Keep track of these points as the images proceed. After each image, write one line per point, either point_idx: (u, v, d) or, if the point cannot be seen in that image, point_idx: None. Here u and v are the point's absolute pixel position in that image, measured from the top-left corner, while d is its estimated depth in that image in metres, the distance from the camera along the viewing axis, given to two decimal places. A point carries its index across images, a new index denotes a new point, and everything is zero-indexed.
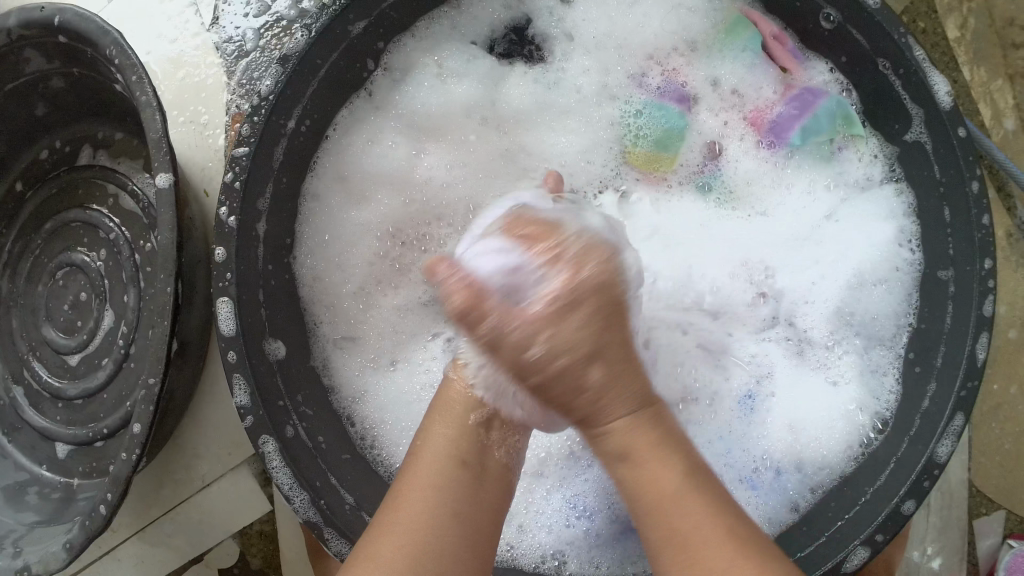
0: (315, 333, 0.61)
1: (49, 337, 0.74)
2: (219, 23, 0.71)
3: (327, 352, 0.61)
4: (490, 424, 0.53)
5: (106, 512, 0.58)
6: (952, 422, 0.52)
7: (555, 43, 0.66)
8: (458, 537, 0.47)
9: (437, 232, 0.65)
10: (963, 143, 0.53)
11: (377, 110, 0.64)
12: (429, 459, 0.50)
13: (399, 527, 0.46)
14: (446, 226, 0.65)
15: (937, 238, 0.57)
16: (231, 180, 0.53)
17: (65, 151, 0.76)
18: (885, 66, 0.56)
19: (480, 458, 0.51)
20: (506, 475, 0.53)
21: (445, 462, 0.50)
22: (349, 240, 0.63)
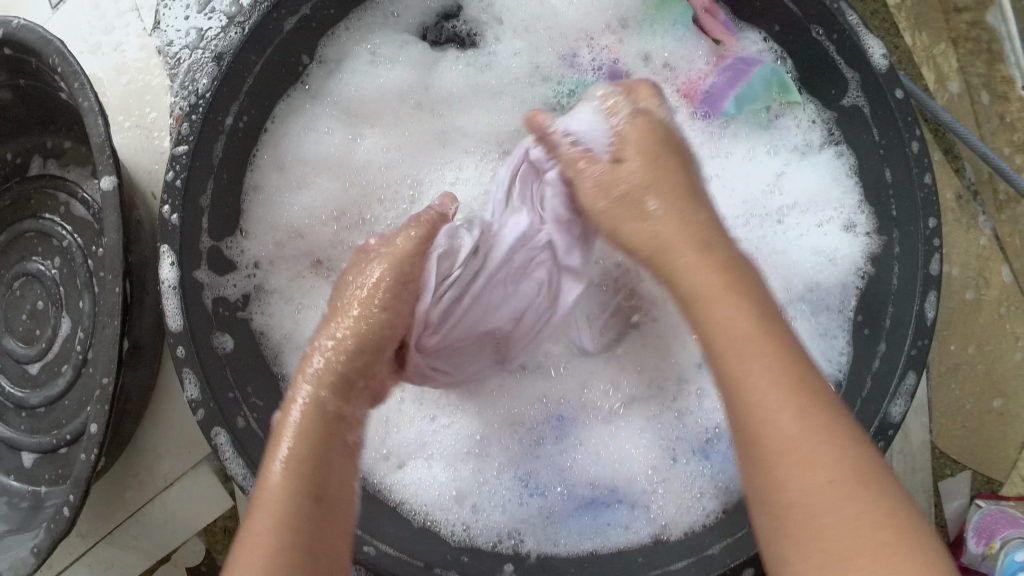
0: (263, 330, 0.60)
1: (9, 348, 0.74)
2: (160, 27, 0.71)
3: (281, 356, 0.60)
4: (343, 415, 0.45)
5: (70, 513, 0.57)
6: (905, 382, 0.51)
7: (486, 27, 0.66)
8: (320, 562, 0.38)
9: (379, 213, 0.64)
10: (900, 105, 0.53)
11: (313, 99, 0.64)
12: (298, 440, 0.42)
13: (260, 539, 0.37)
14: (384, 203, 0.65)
15: (880, 199, 0.58)
16: (172, 178, 0.53)
17: (17, 162, 0.76)
18: (819, 33, 0.57)
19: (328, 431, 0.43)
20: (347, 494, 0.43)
21: (292, 472, 0.40)
22: (297, 225, 0.63)
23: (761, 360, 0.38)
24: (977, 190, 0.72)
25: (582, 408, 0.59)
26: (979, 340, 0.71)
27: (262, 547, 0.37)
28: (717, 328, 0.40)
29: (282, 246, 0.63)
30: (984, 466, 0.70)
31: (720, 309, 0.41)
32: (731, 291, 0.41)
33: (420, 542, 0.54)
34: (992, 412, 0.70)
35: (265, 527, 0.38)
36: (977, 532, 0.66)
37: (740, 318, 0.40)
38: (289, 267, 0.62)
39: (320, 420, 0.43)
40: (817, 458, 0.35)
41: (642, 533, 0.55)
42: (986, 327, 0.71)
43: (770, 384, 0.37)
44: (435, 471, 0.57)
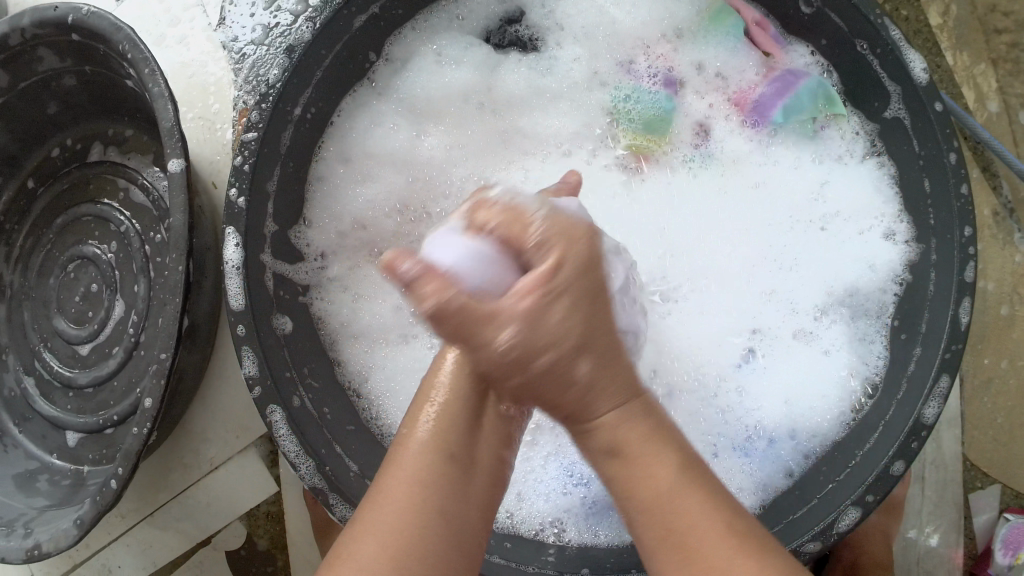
0: (324, 316, 0.63)
1: (60, 328, 0.76)
2: (225, 23, 0.73)
3: (340, 343, 0.63)
4: (486, 387, 0.46)
5: (117, 485, 0.59)
6: (938, 384, 0.53)
7: (548, 33, 0.68)
8: (445, 537, 0.42)
9: (436, 208, 0.67)
10: (939, 117, 0.54)
11: (378, 96, 0.66)
12: (417, 454, 0.44)
13: (385, 523, 0.41)
14: (444, 199, 0.67)
15: (919, 208, 0.58)
16: (241, 163, 0.55)
17: (77, 148, 0.79)
18: (864, 47, 0.58)
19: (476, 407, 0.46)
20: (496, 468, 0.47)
21: (434, 452, 0.44)
22: (358, 216, 0.66)
23: (696, 499, 0.43)
24: (1012, 208, 0.73)
25: None
26: (1011, 354, 0.72)
27: (397, 532, 0.41)
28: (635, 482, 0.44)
29: (344, 237, 0.65)
30: (1015, 481, 0.71)
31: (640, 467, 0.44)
32: (647, 446, 0.45)
33: None
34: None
35: (389, 511, 0.42)
36: (1004, 544, 0.67)
37: (656, 460, 0.44)
38: (352, 257, 0.65)
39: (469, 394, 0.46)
40: (701, 538, 0.42)
41: None
42: (1019, 342, 0.72)
43: (676, 480, 0.44)
44: None
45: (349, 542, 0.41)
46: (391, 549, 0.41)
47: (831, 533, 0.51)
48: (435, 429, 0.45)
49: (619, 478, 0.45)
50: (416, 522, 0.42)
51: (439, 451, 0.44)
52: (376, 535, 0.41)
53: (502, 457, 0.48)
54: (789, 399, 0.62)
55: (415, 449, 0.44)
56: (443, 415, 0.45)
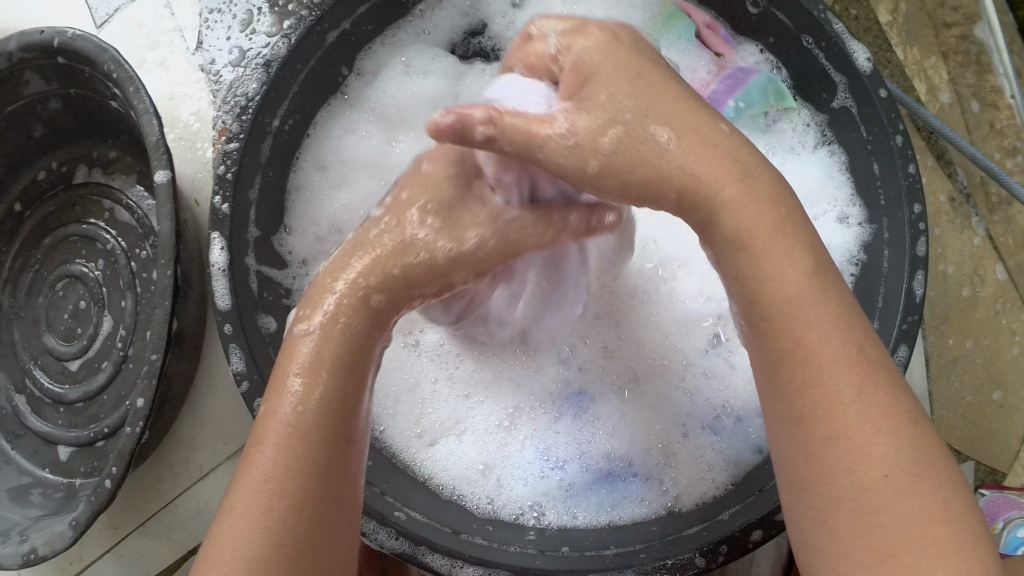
0: None
1: (49, 346, 0.78)
2: (203, 47, 0.77)
3: None
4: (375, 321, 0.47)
5: (111, 485, 0.60)
6: (897, 354, 0.55)
7: (508, 44, 0.72)
8: (311, 506, 0.40)
9: None
10: (885, 103, 0.58)
11: (351, 107, 0.69)
12: (284, 420, 0.41)
13: (253, 489, 0.40)
14: None
15: (869, 191, 0.62)
16: (224, 172, 0.57)
17: (62, 171, 0.81)
18: (809, 42, 0.61)
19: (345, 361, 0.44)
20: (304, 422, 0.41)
21: (303, 428, 0.41)
22: (337, 225, 0.68)
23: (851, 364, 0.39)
24: (969, 193, 0.76)
25: (597, 385, 0.62)
26: (976, 334, 0.74)
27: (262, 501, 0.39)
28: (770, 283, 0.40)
29: (322, 241, 0.67)
30: (987, 457, 0.73)
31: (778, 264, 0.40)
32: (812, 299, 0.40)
33: (445, 511, 0.56)
34: (992, 404, 0.74)
35: (260, 472, 0.40)
36: (980, 515, 0.69)
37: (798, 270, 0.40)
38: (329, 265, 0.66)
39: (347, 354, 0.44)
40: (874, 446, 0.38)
41: (655, 505, 0.58)
42: (982, 321, 0.74)
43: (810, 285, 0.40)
44: (462, 446, 0.61)
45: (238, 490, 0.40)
46: (257, 520, 0.39)
47: None
48: (305, 404, 0.42)
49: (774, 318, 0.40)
50: (300, 483, 0.40)
51: (287, 448, 0.40)
52: (251, 494, 0.40)
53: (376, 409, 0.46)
54: (756, 379, 0.62)
55: (277, 430, 0.41)
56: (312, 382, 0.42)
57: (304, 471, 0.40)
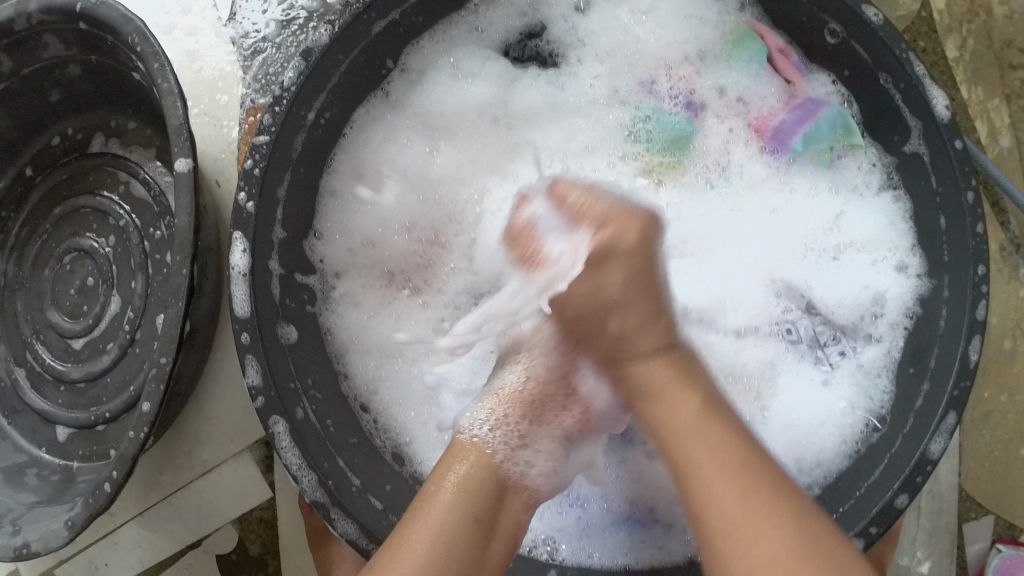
0: (336, 338, 0.62)
1: (54, 321, 0.75)
2: (236, 18, 0.72)
3: (349, 359, 0.62)
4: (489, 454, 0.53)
5: (112, 489, 0.59)
6: (945, 420, 0.54)
7: (569, 50, 0.68)
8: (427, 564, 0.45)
9: (451, 231, 0.67)
10: (960, 155, 0.55)
11: (393, 110, 0.65)
12: (441, 507, 0.48)
13: (420, 543, 0.46)
14: (460, 224, 0.67)
15: (932, 242, 0.59)
16: (251, 168, 0.54)
17: (77, 138, 0.77)
18: (886, 80, 0.58)
19: (497, 484, 0.51)
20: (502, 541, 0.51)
21: (460, 518, 0.48)
22: (373, 236, 0.65)
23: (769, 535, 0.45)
24: (1019, 243, 0.73)
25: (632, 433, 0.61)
26: (1011, 389, 0.72)
27: (424, 542, 0.46)
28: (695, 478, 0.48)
29: (355, 254, 0.64)
30: (1008, 513, 0.71)
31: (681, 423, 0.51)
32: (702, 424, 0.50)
33: None
34: (1019, 461, 0.72)
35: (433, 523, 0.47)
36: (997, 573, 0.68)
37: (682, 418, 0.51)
38: (366, 279, 0.64)
39: (479, 501, 0.50)
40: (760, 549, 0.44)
41: (677, 555, 0.57)
42: (1020, 377, 0.72)
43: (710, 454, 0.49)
44: None
45: (394, 546, 0.46)
46: (433, 562, 0.45)
47: None
48: (451, 507, 0.48)
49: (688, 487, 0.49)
50: (457, 550, 0.47)
51: (434, 543, 0.46)
52: (417, 548, 0.46)
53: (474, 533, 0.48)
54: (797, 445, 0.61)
55: (437, 517, 0.48)
56: (461, 495, 0.49)
57: (444, 552, 0.46)
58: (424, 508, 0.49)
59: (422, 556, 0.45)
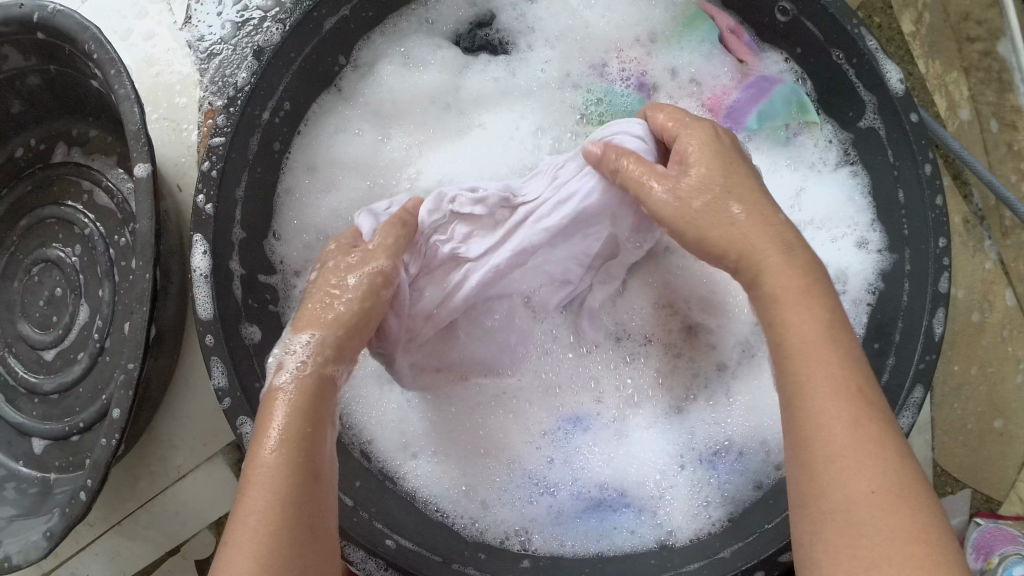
0: None
1: (24, 334, 0.74)
2: (191, 22, 0.72)
3: None
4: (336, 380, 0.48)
5: (87, 496, 0.58)
6: (912, 394, 0.54)
7: (519, 36, 0.68)
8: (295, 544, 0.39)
9: None
10: (915, 128, 0.55)
11: (347, 102, 0.66)
12: (274, 465, 0.41)
13: (260, 501, 0.40)
14: None
15: (891, 216, 0.60)
16: (208, 169, 0.54)
17: (40, 149, 0.77)
18: (839, 57, 0.58)
19: (314, 402, 0.45)
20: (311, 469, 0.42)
21: (287, 473, 0.41)
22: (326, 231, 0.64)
23: (875, 508, 0.36)
24: (983, 215, 0.73)
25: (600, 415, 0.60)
26: (981, 361, 0.72)
27: (263, 493, 0.40)
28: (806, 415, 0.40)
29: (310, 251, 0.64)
30: (984, 485, 0.72)
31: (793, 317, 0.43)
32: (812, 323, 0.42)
33: (426, 529, 0.55)
34: (993, 432, 0.72)
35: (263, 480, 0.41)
36: (976, 548, 0.69)
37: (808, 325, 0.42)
38: None
39: (304, 411, 0.45)
40: (846, 507, 0.37)
41: (649, 538, 0.57)
42: (989, 348, 0.73)
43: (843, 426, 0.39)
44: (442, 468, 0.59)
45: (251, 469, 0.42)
46: (266, 525, 0.39)
47: None
48: (282, 458, 0.42)
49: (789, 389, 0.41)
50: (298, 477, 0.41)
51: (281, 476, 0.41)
52: (259, 500, 0.40)
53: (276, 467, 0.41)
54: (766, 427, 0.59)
55: (264, 464, 0.41)
56: (284, 442, 0.42)
57: (289, 490, 0.41)
58: (251, 459, 0.42)
59: (277, 471, 0.41)
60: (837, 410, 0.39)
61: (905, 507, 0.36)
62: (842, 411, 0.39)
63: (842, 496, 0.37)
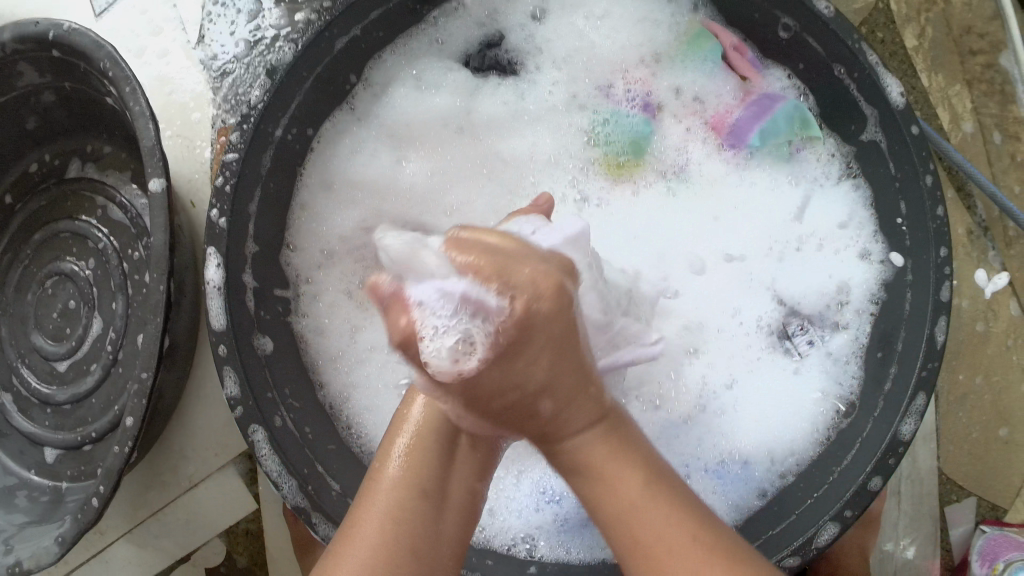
0: (307, 357, 0.63)
1: (38, 345, 0.75)
2: (205, 41, 0.73)
3: (325, 372, 0.63)
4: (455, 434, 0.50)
5: (99, 504, 0.59)
6: (914, 401, 0.55)
7: (527, 57, 0.69)
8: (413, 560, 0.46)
9: None
10: (915, 140, 0.56)
11: (360, 119, 0.67)
12: (390, 484, 0.48)
13: (372, 537, 0.46)
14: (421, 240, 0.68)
15: (894, 228, 0.60)
16: (222, 184, 0.55)
17: (54, 164, 0.78)
18: (841, 71, 0.59)
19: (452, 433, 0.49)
20: (468, 504, 0.51)
21: (404, 492, 0.47)
22: (338, 250, 0.66)
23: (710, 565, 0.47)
24: (987, 226, 0.74)
25: None
26: (986, 370, 0.73)
27: (375, 548, 0.45)
28: (621, 516, 0.49)
29: (327, 266, 0.65)
30: (990, 493, 0.72)
31: (605, 473, 0.50)
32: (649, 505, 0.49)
33: None
34: (998, 441, 0.72)
35: (367, 542, 0.45)
36: (981, 555, 0.68)
37: (635, 484, 0.49)
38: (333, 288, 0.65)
39: (411, 500, 0.47)
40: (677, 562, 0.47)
41: None
42: (993, 357, 0.73)
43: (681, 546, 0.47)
44: None
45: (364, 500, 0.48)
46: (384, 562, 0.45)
47: (810, 547, 0.53)
48: (406, 466, 0.48)
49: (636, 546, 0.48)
50: (418, 502, 0.47)
51: (398, 497, 0.47)
52: (368, 532, 0.46)
53: (475, 490, 0.52)
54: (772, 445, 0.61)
55: (389, 477, 0.48)
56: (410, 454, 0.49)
57: (394, 552, 0.45)
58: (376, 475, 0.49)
59: (392, 496, 0.47)
60: (675, 528, 0.48)
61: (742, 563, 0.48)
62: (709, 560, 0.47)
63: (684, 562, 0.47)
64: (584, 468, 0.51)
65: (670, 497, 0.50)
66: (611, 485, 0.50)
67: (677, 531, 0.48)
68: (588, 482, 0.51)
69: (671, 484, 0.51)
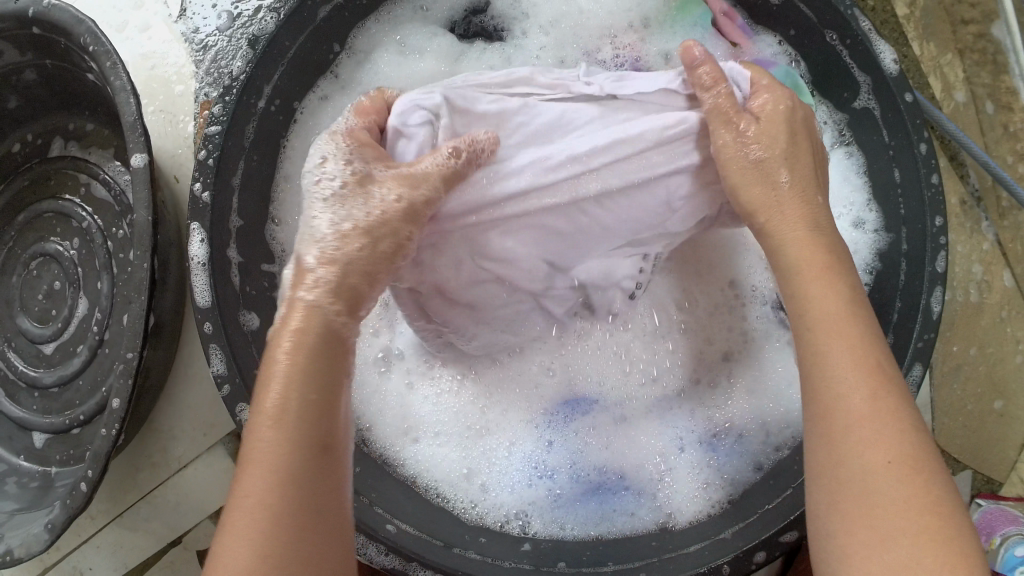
0: None
1: (23, 328, 0.74)
2: (186, 15, 0.72)
3: None
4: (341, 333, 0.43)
5: (87, 487, 0.59)
6: (912, 373, 0.54)
7: (514, 22, 0.68)
8: (301, 518, 0.37)
9: None
10: (909, 108, 0.55)
11: (342, 89, 0.65)
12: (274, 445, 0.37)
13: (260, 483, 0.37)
14: None
15: (887, 197, 0.60)
16: (204, 157, 0.54)
17: (37, 144, 0.77)
18: (833, 37, 0.58)
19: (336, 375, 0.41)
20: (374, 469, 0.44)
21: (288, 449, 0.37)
22: None
23: (896, 481, 0.37)
24: (980, 196, 0.74)
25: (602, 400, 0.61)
26: (980, 342, 0.72)
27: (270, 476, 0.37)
28: (836, 409, 0.40)
29: None
30: (985, 466, 0.72)
31: (838, 352, 0.41)
32: (839, 322, 0.42)
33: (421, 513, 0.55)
34: (993, 413, 0.72)
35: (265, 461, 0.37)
36: (977, 528, 0.69)
37: (852, 376, 0.40)
38: None
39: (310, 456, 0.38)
40: (872, 485, 0.37)
41: (648, 520, 0.58)
42: (987, 329, 0.73)
43: (891, 483, 0.37)
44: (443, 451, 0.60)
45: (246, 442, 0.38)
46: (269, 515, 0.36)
47: None
48: (286, 386, 0.39)
49: (826, 430, 0.40)
50: (289, 455, 0.37)
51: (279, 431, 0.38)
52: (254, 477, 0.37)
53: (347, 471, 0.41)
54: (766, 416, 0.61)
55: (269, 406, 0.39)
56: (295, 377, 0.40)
57: (292, 479, 0.37)
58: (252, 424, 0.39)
59: (271, 439, 0.38)
60: (876, 437, 0.38)
61: (943, 499, 0.37)
62: (905, 476, 0.37)
63: (871, 476, 0.37)
64: (790, 271, 0.46)
65: (892, 383, 0.40)
66: (828, 355, 0.41)
67: (882, 428, 0.38)
68: (797, 303, 0.45)
69: (874, 340, 0.42)
